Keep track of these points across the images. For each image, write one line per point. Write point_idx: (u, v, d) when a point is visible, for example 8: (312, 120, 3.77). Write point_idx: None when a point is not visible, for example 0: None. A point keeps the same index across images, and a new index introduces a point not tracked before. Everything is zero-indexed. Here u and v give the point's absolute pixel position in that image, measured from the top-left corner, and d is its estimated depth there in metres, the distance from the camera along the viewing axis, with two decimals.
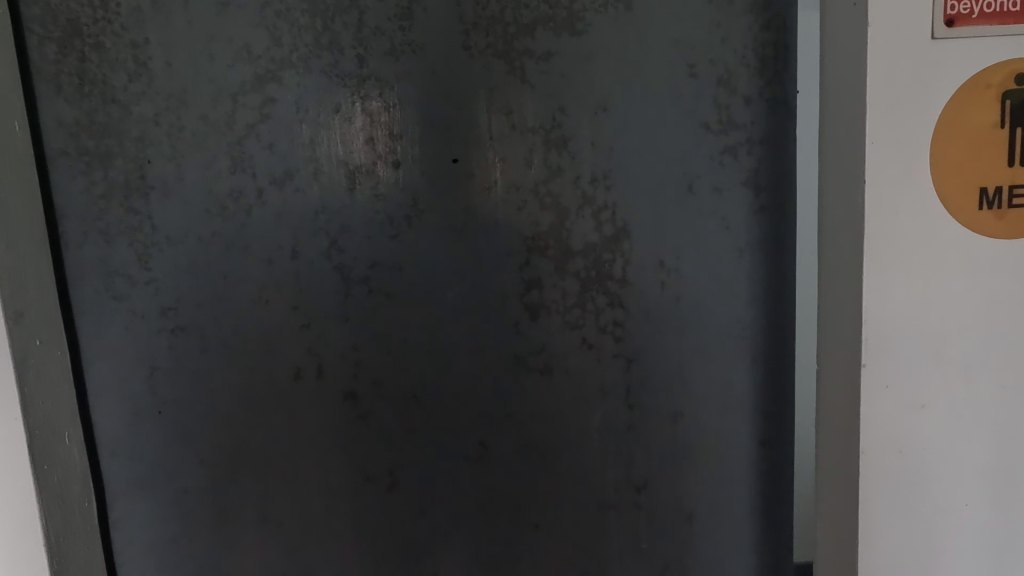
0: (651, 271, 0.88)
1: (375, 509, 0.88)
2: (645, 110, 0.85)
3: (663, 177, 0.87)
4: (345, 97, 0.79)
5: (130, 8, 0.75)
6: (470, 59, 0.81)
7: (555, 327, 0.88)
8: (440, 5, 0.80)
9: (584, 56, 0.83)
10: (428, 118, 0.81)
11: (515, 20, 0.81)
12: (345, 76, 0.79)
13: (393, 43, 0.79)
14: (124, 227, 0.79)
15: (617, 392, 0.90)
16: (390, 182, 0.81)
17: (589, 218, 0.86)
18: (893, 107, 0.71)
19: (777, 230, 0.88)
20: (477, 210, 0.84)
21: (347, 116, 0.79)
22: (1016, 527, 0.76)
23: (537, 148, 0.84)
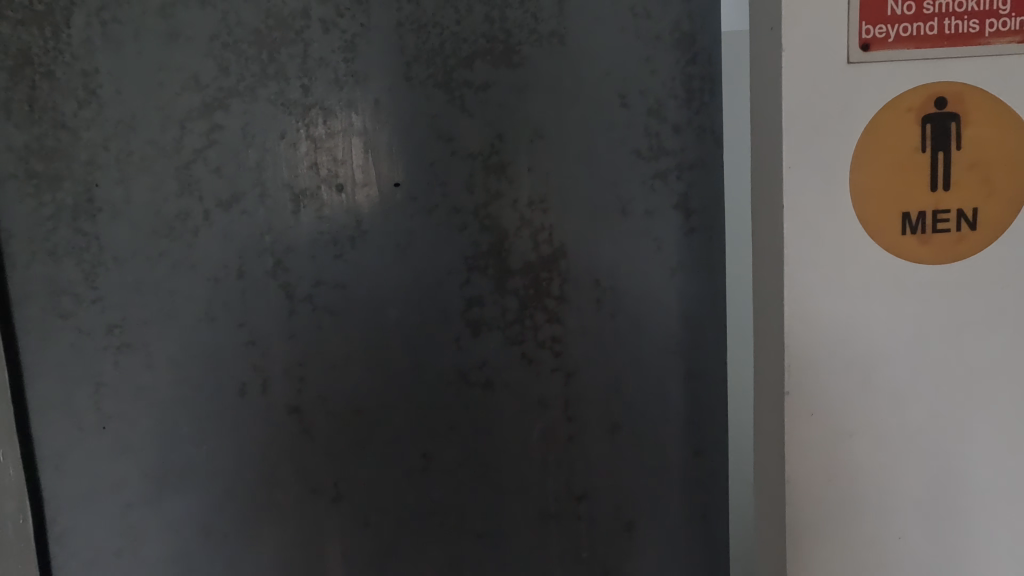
0: (587, 289, 0.93)
1: (321, 521, 0.90)
2: (580, 136, 0.90)
3: (597, 200, 0.92)
4: (292, 123, 0.83)
5: (81, 39, 0.78)
6: (412, 89, 0.86)
7: (495, 343, 0.92)
8: (383, 40, 0.85)
9: (520, 86, 0.88)
10: (372, 143, 0.85)
11: (454, 52, 0.86)
12: (291, 104, 0.83)
13: (338, 74, 0.83)
14: (72, 247, 0.81)
15: (555, 405, 0.94)
16: (334, 205, 0.85)
17: (527, 238, 0.91)
18: (803, 135, 0.72)
19: (703, 252, 0.93)
20: (419, 231, 0.88)
21: (292, 141, 0.83)
22: (942, 544, 0.78)
23: (476, 172, 0.89)
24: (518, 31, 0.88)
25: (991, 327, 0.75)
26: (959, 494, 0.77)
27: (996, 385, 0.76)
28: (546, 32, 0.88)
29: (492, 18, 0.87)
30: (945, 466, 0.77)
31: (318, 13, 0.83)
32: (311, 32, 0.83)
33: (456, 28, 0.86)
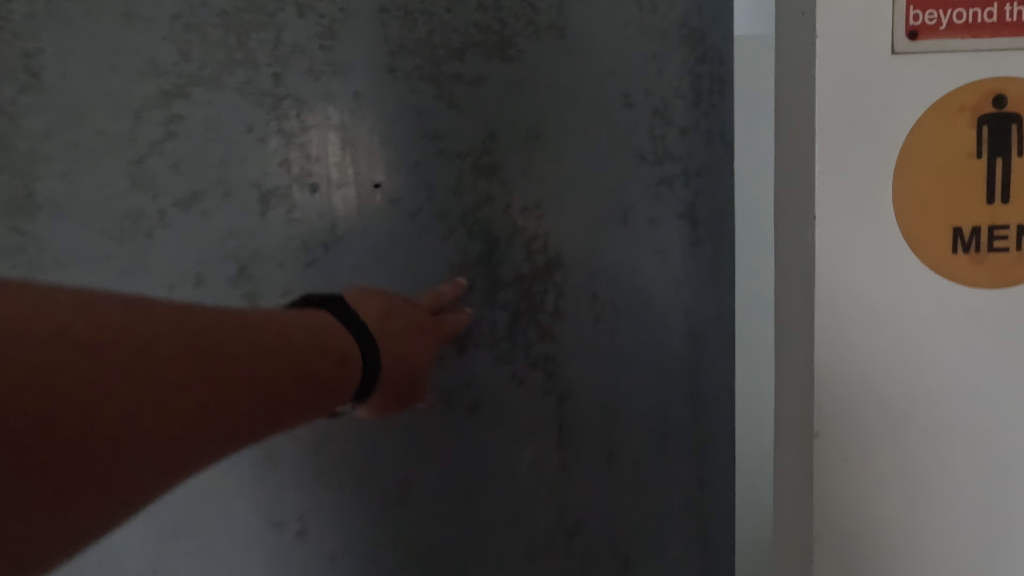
0: (584, 303, 0.85)
1: (284, 558, 0.81)
2: (579, 137, 0.83)
3: (596, 207, 0.84)
4: (264, 116, 0.75)
5: (24, 16, 0.70)
6: (396, 81, 0.78)
7: (483, 361, 0.84)
8: (367, 27, 0.77)
9: (514, 82, 0.81)
10: (352, 139, 0.77)
11: (444, 43, 0.79)
12: (260, 94, 0.75)
13: (318, 64, 0.76)
14: (7, 248, 0.73)
15: (545, 431, 0.86)
16: (307, 206, 0.77)
17: (520, 247, 0.83)
18: (830, 124, 0.46)
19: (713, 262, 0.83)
20: (401, 237, 0.80)
21: (261, 135, 0.75)
22: None
23: (465, 174, 0.81)
24: (515, 22, 0.80)
25: None
26: None
27: None
28: (544, 23, 0.81)
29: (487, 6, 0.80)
30: None
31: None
32: (285, 16, 0.75)
33: (447, 15, 0.79)
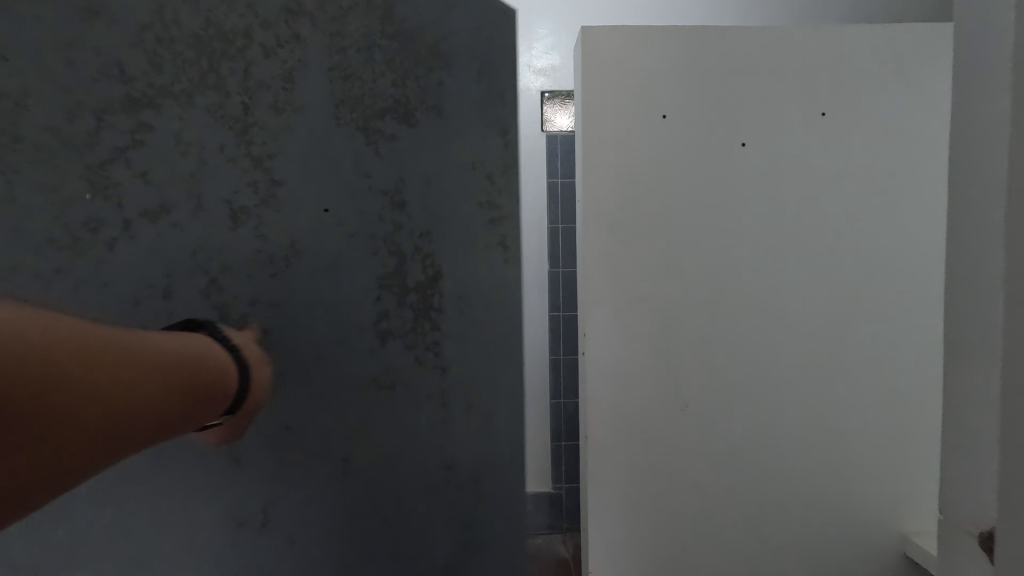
0: (450, 300, 0.86)
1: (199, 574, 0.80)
2: (439, 167, 0.84)
3: (462, 225, 0.86)
4: (232, 139, 0.78)
5: None
6: (340, 128, 0.82)
7: (360, 347, 0.85)
8: (296, 76, 0.80)
9: (447, 126, 0.84)
10: (314, 165, 0.82)
11: (372, 99, 0.83)
12: (230, 120, 0.78)
13: (282, 94, 0.79)
14: None
15: (426, 414, 0.87)
16: (272, 221, 0.81)
17: (417, 261, 0.85)
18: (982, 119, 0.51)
19: (590, 222, 1.24)
20: (340, 249, 0.83)
21: (231, 156, 0.78)
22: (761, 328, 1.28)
23: (386, 210, 0.84)
24: (423, 74, 0.84)
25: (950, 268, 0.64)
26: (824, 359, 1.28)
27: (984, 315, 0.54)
28: (426, 103, 0.84)
29: (386, 65, 0.83)
30: None
31: (247, 37, 0.78)
32: (252, 54, 0.78)
33: (344, 73, 0.81)
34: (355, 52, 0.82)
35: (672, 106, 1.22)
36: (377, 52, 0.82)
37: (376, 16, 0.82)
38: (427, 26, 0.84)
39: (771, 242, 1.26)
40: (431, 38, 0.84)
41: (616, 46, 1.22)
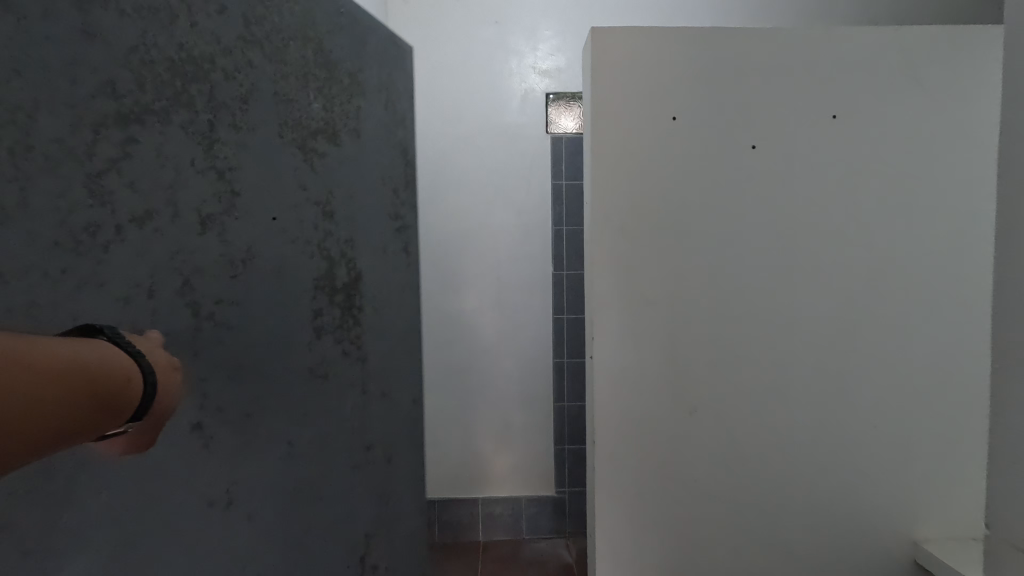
0: (303, 359, 0.64)
1: None
2: (275, 190, 0.60)
3: (297, 270, 0.63)
4: (199, 154, 0.53)
5: None
6: (180, 131, 0.51)
7: (276, 399, 0.61)
8: (193, 94, 0.52)
9: (277, 141, 0.61)
10: (169, 172, 0.50)
11: (221, 97, 0.55)
12: (31, 72, 0.41)
13: (171, 124, 0.50)
14: None
15: (355, 408, 0.72)
16: (123, 261, 0.47)
17: (190, 295, 0.52)
18: None
19: (599, 220, 1.04)
20: (163, 286, 0.50)
21: (33, 141, 0.41)
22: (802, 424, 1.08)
23: (187, 248, 0.52)
24: (348, 102, 0.70)
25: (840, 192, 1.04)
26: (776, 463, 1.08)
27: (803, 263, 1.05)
28: (342, 124, 0.69)
29: (318, 88, 0.66)
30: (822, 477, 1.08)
31: (183, 35, 0.51)
32: None
33: (281, 88, 0.61)
34: (290, 71, 0.62)
35: (767, 138, 1.04)
36: (302, 65, 0.64)
37: (307, 40, 0.64)
38: (353, 54, 0.71)
39: (868, 271, 1.06)
40: (364, 71, 0.73)
41: (690, 45, 1.02)
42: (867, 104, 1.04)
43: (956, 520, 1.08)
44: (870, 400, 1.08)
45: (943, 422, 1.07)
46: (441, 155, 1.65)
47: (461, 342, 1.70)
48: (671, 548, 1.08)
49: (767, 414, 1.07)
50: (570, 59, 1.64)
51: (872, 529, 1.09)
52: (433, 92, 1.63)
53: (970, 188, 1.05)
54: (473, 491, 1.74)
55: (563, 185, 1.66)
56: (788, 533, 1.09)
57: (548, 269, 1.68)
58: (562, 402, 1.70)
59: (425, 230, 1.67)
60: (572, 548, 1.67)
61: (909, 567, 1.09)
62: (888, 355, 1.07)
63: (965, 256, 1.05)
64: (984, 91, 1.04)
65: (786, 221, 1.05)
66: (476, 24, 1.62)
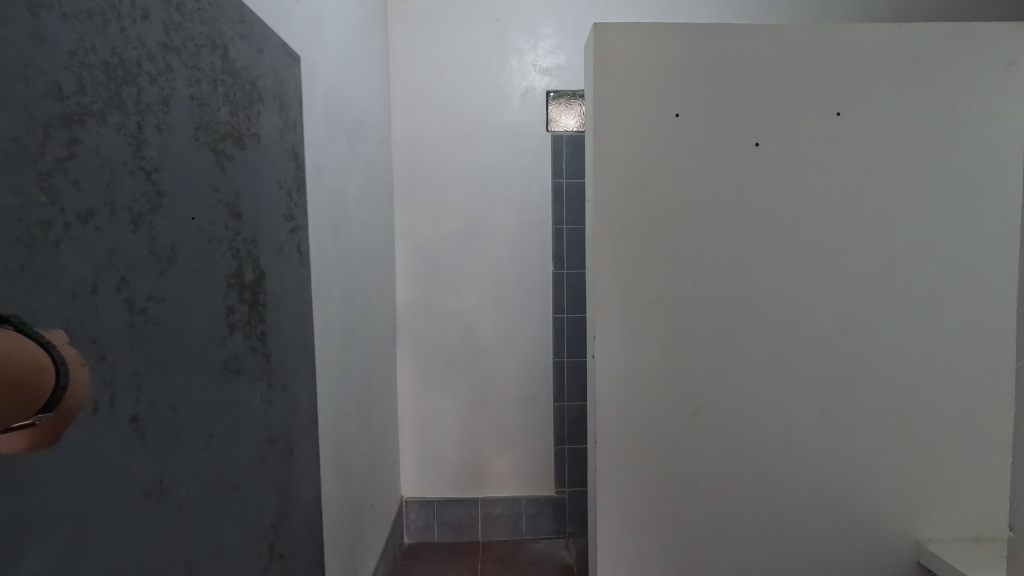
0: (236, 355, 0.62)
1: None
2: (203, 183, 0.55)
3: (220, 271, 0.59)
4: (130, 148, 0.44)
5: None
6: (108, 122, 0.41)
7: (200, 415, 0.54)
8: (126, 97, 0.43)
9: (210, 130, 0.57)
10: (93, 172, 0.40)
11: (149, 81, 0.47)
12: None
13: (106, 127, 0.41)
14: None
15: (293, 402, 0.80)
16: (44, 282, 0.36)
17: (131, 318, 0.44)
18: None
19: (601, 220, 1.03)
20: (99, 305, 0.41)
21: None
22: (795, 426, 1.07)
23: (132, 258, 0.44)
24: (249, 108, 0.67)
25: (837, 185, 1.04)
26: (771, 460, 1.07)
27: (795, 257, 1.05)
28: (230, 113, 0.62)
29: (224, 93, 0.60)
30: (814, 476, 1.07)
31: (115, 41, 0.42)
32: None
33: (196, 93, 0.54)
34: (201, 78, 0.55)
35: (767, 134, 1.03)
36: (212, 73, 0.58)
37: (215, 48, 0.59)
38: (247, 59, 0.67)
39: (870, 268, 1.05)
40: (244, 72, 0.66)
41: (692, 41, 1.01)
42: (870, 101, 1.03)
43: (960, 522, 1.07)
44: (872, 401, 1.06)
45: (946, 423, 1.06)
46: (441, 153, 1.65)
47: (460, 340, 1.70)
48: (674, 547, 1.07)
49: (768, 413, 1.07)
50: (571, 57, 1.63)
51: (875, 530, 1.08)
52: (434, 90, 1.63)
53: (975, 186, 1.03)
54: (472, 490, 1.74)
55: (563, 184, 1.65)
56: (790, 535, 1.08)
57: (548, 268, 1.68)
58: (562, 401, 1.69)
59: (425, 229, 1.66)
60: (572, 548, 1.67)
61: (909, 568, 1.08)
62: (890, 355, 1.06)
63: (969, 256, 1.04)
64: (989, 89, 1.03)
65: (788, 220, 1.04)
66: (476, 22, 1.62)
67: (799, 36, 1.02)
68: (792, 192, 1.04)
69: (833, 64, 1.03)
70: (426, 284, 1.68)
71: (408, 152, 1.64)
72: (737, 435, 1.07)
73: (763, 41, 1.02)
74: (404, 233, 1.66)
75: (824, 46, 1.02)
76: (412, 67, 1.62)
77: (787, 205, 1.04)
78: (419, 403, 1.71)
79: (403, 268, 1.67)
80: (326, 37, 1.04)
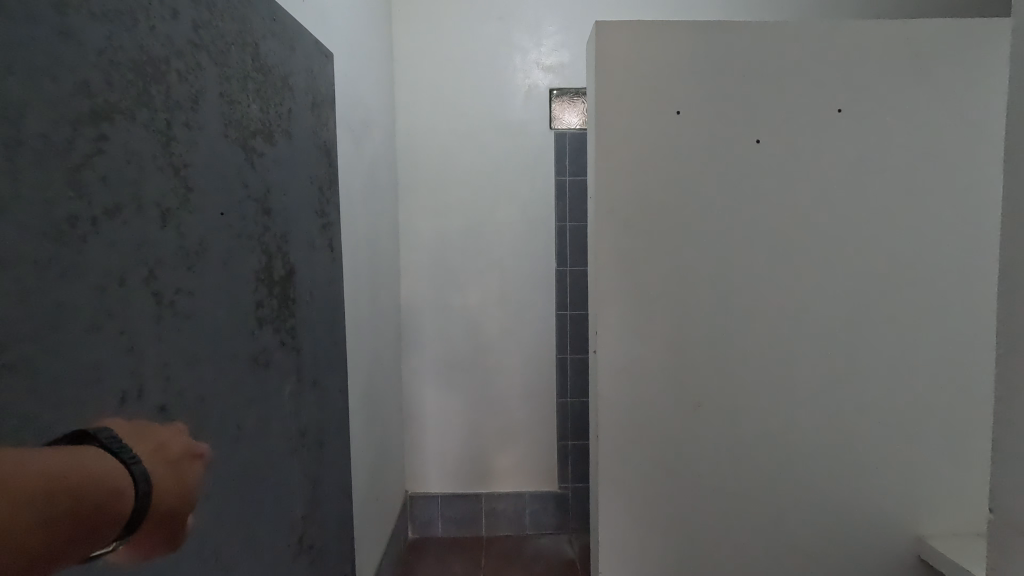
0: (264, 346, 0.63)
1: None
2: (232, 178, 0.56)
3: (248, 263, 0.59)
4: (159, 144, 0.44)
5: None
6: (138, 119, 0.42)
7: (228, 408, 0.55)
8: (154, 94, 0.44)
9: (240, 126, 0.57)
10: (121, 167, 0.40)
11: (179, 78, 0.47)
12: None
13: (134, 123, 0.42)
14: None
15: (322, 393, 0.81)
16: (78, 274, 0.37)
17: (158, 311, 0.45)
18: None
19: (605, 217, 1.03)
20: (129, 297, 0.41)
21: None
22: (801, 422, 1.07)
23: (157, 252, 0.44)
24: (278, 105, 0.68)
25: (840, 181, 1.04)
26: (778, 455, 1.08)
27: (799, 253, 1.05)
28: (261, 110, 0.62)
29: (254, 90, 0.61)
30: (819, 471, 1.08)
31: (144, 39, 0.43)
32: None
33: (224, 90, 0.55)
34: (230, 76, 0.56)
35: (771, 131, 1.04)
36: (241, 71, 0.58)
37: (245, 45, 0.59)
38: (278, 57, 0.68)
39: (874, 263, 1.05)
40: (274, 69, 0.66)
41: (695, 40, 1.01)
42: (873, 98, 1.03)
43: (962, 519, 1.08)
44: (876, 397, 1.07)
45: (949, 420, 1.07)
46: (444, 151, 1.65)
47: (463, 338, 1.71)
48: (682, 542, 1.08)
49: (774, 409, 1.07)
50: (574, 55, 1.64)
51: (878, 526, 1.08)
52: (438, 89, 1.64)
53: (978, 183, 1.04)
54: (478, 486, 1.75)
55: (566, 181, 1.65)
56: (794, 530, 1.08)
57: (552, 265, 1.68)
58: (565, 398, 1.71)
59: (428, 226, 1.67)
60: (575, 544, 1.68)
61: (913, 564, 1.09)
62: (894, 352, 1.06)
63: (973, 253, 1.04)
64: (993, 84, 1.03)
65: (791, 216, 1.05)
66: (480, 20, 1.62)
67: (803, 33, 1.02)
68: (797, 189, 1.04)
69: (837, 61, 1.03)
70: (430, 282, 1.69)
71: (412, 150, 1.65)
72: (744, 430, 1.07)
73: (766, 39, 1.02)
74: (407, 232, 1.67)
75: (828, 43, 1.02)
76: (416, 66, 1.63)
77: (792, 202, 1.05)
78: (422, 400, 1.72)
79: (406, 266, 1.68)
80: (331, 36, 1.04)
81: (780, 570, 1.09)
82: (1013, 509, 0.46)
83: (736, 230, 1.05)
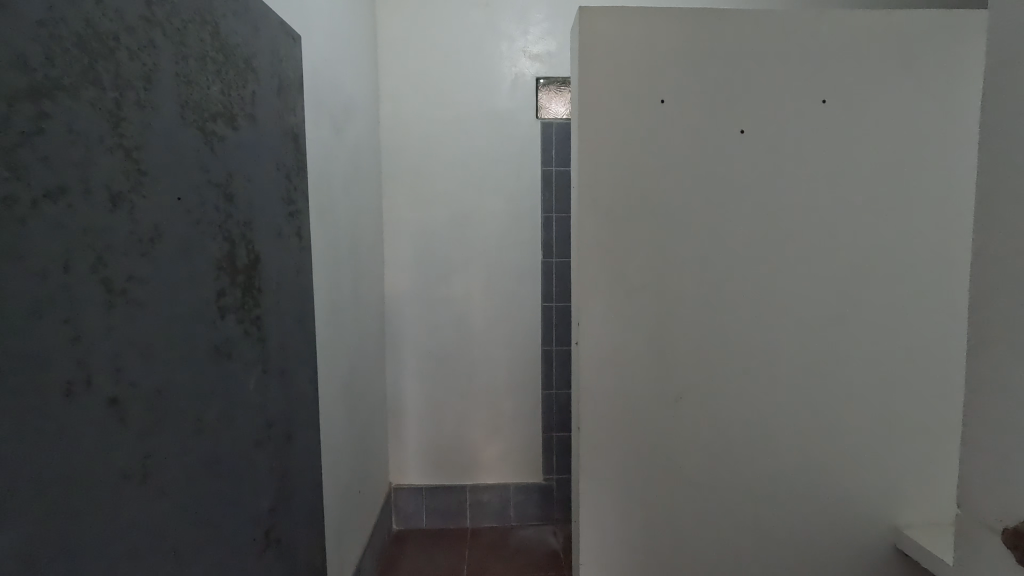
0: (225, 335, 0.61)
1: None
2: (189, 162, 0.54)
3: (208, 250, 0.58)
4: (106, 124, 0.43)
5: None
6: (83, 96, 0.40)
7: (187, 399, 0.54)
8: (102, 71, 0.42)
9: (198, 106, 0.56)
10: (65, 146, 0.39)
11: (129, 55, 0.45)
12: None
13: (80, 102, 0.40)
14: None
15: (289, 383, 0.80)
16: (16, 257, 0.35)
17: (106, 298, 0.43)
18: None
19: (585, 206, 1.03)
20: (75, 282, 0.40)
21: None
22: (777, 412, 1.08)
23: (106, 236, 0.43)
24: (241, 87, 0.66)
25: (821, 174, 1.05)
26: (754, 446, 1.09)
27: (778, 246, 1.06)
28: (220, 91, 0.60)
29: (214, 71, 0.59)
30: (794, 462, 1.09)
31: (90, 14, 0.41)
32: None
33: (181, 70, 0.53)
34: (187, 55, 0.54)
35: (754, 122, 1.03)
36: (199, 51, 0.56)
37: (204, 25, 0.57)
38: (240, 38, 0.66)
39: (851, 256, 1.06)
40: (235, 50, 0.64)
41: (677, 29, 1.01)
42: (857, 90, 1.04)
43: (933, 509, 1.10)
44: (854, 388, 1.08)
45: (925, 413, 1.08)
46: (429, 140, 1.63)
47: (448, 328, 1.70)
48: (658, 531, 1.09)
49: (751, 400, 1.08)
50: (561, 44, 1.62)
51: (853, 515, 1.10)
52: (423, 76, 1.61)
53: (959, 177, 1.05)
54: (461, 477, 1.75)
55: (552, 172, 1.64)
56: (772, 521, 1.10)
57: (536, 257, 1.68)
58: (550, 389, 1.71)
59: (412, 216, 1.66)
60: (559, 535, 1.69)
61: (884, 552, 1.11)
62: (873, 344, 1.07)
63: (949, 247, 1.05)
64: (972, 79, 1.04)
65: (769, 209, 1.05)
66: (466, 7, 1.60)
67: (787, 25, 1.02)
68: (778, 182, 1.04)
69: (820, 53, 1.03)
70: (414, 273, 1.67)
71: (396, 138, 1.63)
72: (723, 421, 1.08)
73: (750, 29, 1.02)
74: (391, 222, 1.65)
75: (811, 34, 1.02)
76: (400, 52, 1.60)
77: (772, 194, 1.05)
78: (405, 392, 1.71)
79: (390, 255, 1.66)
80: (311, 20, 1.02)
81: (754, 557, 1.10)
82: (983, 506, 0.46)
83: (718, 222, 1.05)
